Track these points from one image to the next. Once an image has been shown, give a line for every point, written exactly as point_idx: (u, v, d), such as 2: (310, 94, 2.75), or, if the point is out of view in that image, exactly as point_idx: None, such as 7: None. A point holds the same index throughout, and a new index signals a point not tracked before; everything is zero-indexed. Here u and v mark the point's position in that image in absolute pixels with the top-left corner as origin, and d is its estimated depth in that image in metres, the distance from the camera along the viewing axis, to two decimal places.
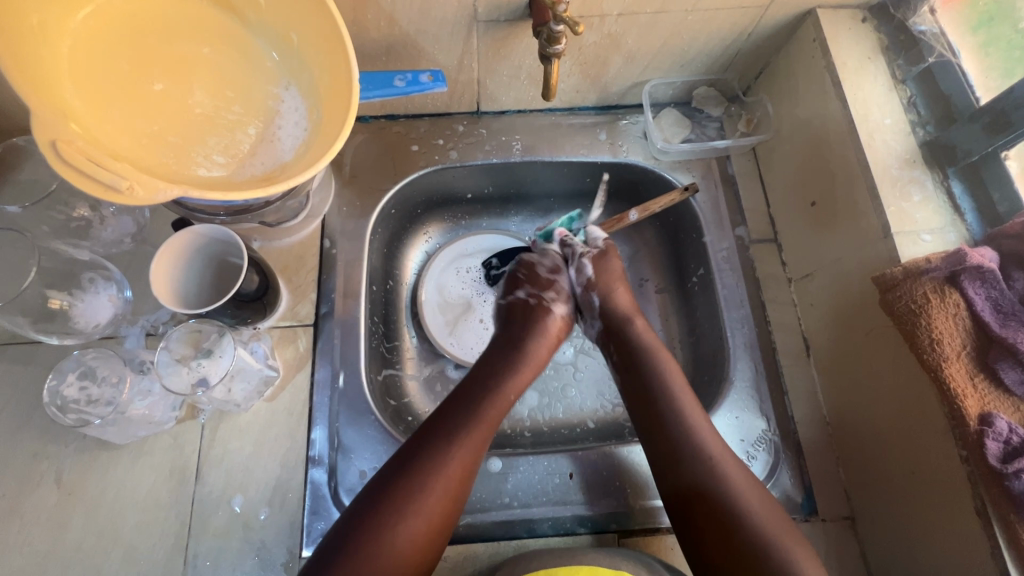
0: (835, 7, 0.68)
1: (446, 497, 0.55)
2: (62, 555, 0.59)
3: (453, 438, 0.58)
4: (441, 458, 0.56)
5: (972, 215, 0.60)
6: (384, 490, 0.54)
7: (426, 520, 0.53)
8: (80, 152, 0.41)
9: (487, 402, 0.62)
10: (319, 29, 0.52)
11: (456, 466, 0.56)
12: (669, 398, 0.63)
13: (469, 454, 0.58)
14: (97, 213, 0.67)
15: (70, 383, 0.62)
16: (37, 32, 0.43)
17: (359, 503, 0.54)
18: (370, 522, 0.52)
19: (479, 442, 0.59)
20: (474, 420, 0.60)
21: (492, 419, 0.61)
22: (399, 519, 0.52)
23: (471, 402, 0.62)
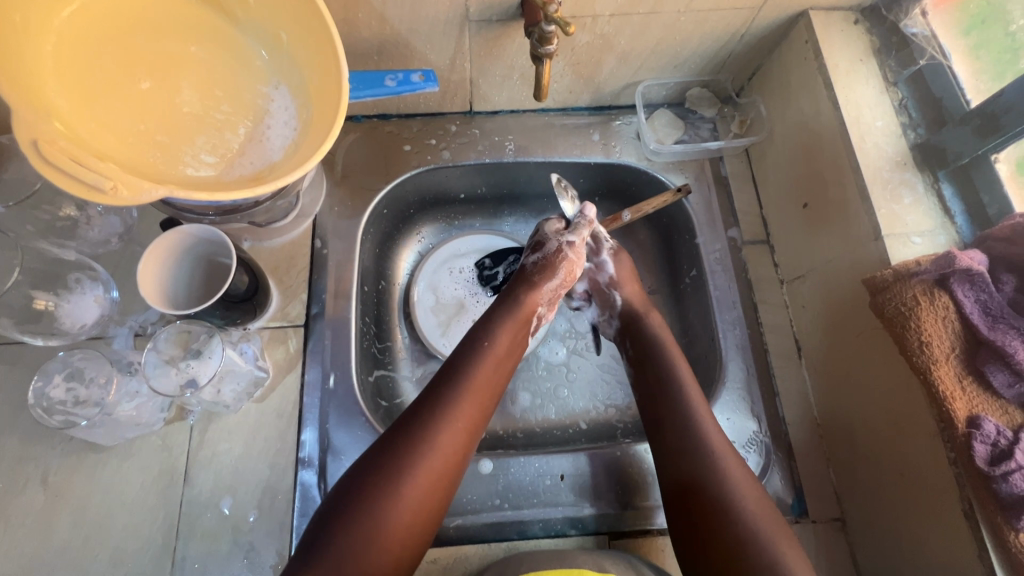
0: (827, 8, 0.68)
1: (446, 462, 0.54)
2: (48, 558, 0.58)
3: (450, 404, 0.57)
4: (438, 423, 0.55)
5: (961, 218, 0.60)
6: (381, 461, 0.52)
7: (428, 485, 0.53)
8: (64, 152, 0.40)
9: (481, 365, 0.61)
10: (308, 27, 0.51)
11: (455, 431, 0.55)
12: (682, 392, 0.62)
13: (467, 418, 0.57)
14: (83, 213, 0.66)
15: (57, 384, 0.61)
16: (20, 29, 0.43)
17: (354, 475, 0.52)
18: (368, 496, 0.50)
19: (472, 405, 0.58)
20: (470, 383, 0.59)
21: (489, 382, 0.60)
22: (400, 488, 0.51)
23: (465, 366, 0.60)
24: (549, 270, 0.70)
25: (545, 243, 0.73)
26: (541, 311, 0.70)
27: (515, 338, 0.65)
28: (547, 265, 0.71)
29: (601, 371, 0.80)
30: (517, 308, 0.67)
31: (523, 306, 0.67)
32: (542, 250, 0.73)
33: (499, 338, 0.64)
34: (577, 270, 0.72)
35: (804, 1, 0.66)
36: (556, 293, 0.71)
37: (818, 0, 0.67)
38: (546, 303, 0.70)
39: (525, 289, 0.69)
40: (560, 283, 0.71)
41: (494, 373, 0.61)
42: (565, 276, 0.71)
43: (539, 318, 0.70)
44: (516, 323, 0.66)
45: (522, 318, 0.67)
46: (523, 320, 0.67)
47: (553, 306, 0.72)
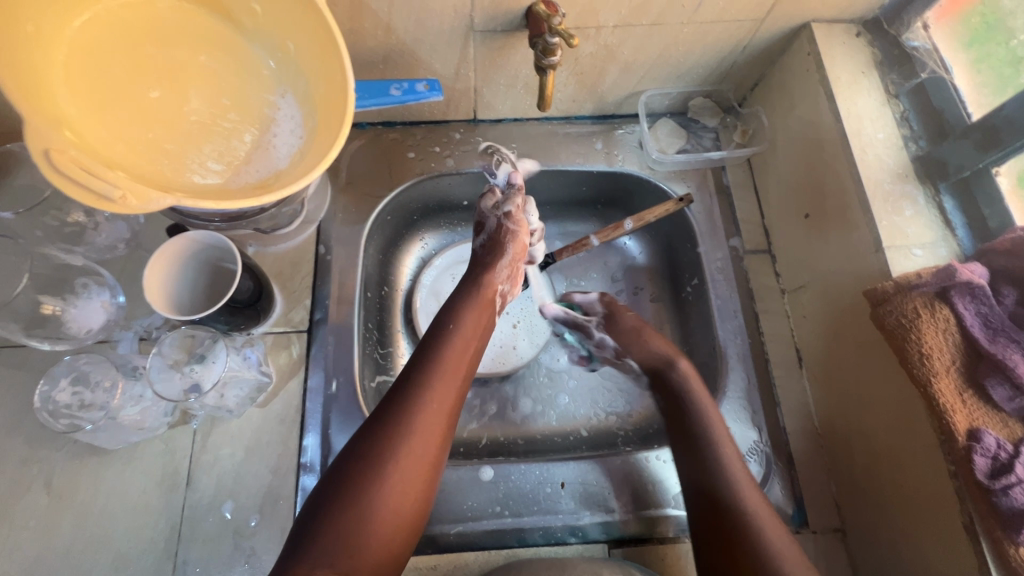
0: (829, 21, 0.69)
1: (428, 443, 0.55)
2: (51, 561, 0.59)
3: (425, 383, 0.57)
4: (414, 402, 0.56)
5: (963, 231, 0.60)
6: (365, 446, 0.53)
7: (411, 465, 0.53)
8: (75, 161, 0.41)
9: (449, 346, 0.62)
10: (315, 37, 0.52)
11: (433, 411, 0.56)
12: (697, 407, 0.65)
13: (444, 397, 0.58)
14: (91, 219, 0.67)
15: (63, 389, 0.61)
16: (33, 40, 0.43)
17: (340, 467, 0.52)
18: (356, 484, 0.51)
19: (445, 386, 0.58)
20: (442, 364, 0.60)
21: (462, 360, 0.62)
22: (384, 471, 0.52)
23: (434, 344, 0.61)
24: (498, 248, 0.72)
25: (487, 222, 0.74)
26: (502, 288, 0.71)
27: (483, 317, 0.67)
28: (493, 244, 0.73)
29: (602, 378, 0.81)
30: (477, 292, 0.68)
31: (480, 289, 0.69)
32: (484, 229, 0.74)
33: (467, 317, 0.65)
34: (524, 238, 0.73)
35: (806, 13, 0.67)
36: (511, 268, 0.72)
37: (819, 13, 0.67)
38: (505, 279, 0.71)
39: (480, 272, 0.70)
40: (507, 254, 0.72)
41: (465, 351, 0.63)
42: (510, 248, 0.72)
43: (502, 295, 0.71)
44: (479, 304, 0.67)
45: (485, 300, 0.68)
46: (484, 302, 0.68)
47: (515, 280, 0.73)
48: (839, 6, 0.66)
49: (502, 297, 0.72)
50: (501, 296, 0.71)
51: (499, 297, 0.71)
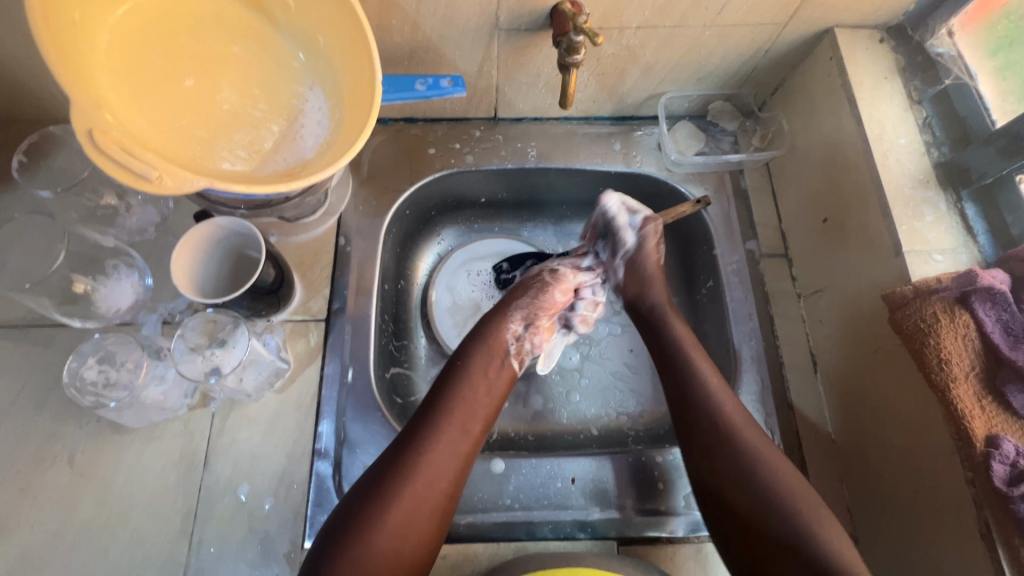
0: (853, 27, 0.69)
1: (432, 485, 0.55)
2: (71, 535, 0.60)
3: (432, 421, 0.58)
4: (427, 445, 0.57)
5: (984, 238, 0.60)
6: (371, 482, 0.54)
7: (413, 506, 0.53)
8: (115, 142, 0.43)
9: (465, 388, 0.62)
10: (344, 30, 0.53)
11: (439, 453, 0.57)
12: (704, 390, 0.61)
13: (452, 439, 0.58)
14: (123, 202, 0.69)
15: (91, 366, 0.64)
16: (79, 26, 0.45)
17: (350, 500, 0.54)
18: (360, 518, 0.52)
19: (458, 428, 0.59)
20: (449, 403, 0.60)
21: (473, 399, 0.62)
22: (386, 508, 0.52)
23: (449, 385, 0.62)
24: (522, 290, 0.72)
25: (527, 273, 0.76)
26: (514, 329, 0.69)
27: (494, 359, 0.66)
28: (518, 287, 0.73)
29: (614, 378, 0.81)
30: (489, 335, 0.67)
31: (494, 329, 0.68)
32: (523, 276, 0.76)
33: (478, 357, 0.65)
34: (553, 289, 0.72)
35: (830, 19, 0.67)
36: (530, 311, 0.70)
37: (843, 18, 0.67)
38: (522, 321, 0.70)
39: (495, 314, 0.70)
40: (532, 297, 0.71)
41: (479, 393, 0.62)
42: (536, 292, 0.72)
43: (518, 339, 0.69)
44: (490, 345, 0.66)
45: (498, 345, 0.67)
46: (497, 346, 0.67)
47: (535, 329, 0.70)
48: (863, 12, 0.67)
49: (518, 343, 0.69)
50: (517, 341, 0.69)
51: (513, 341, 0.68)
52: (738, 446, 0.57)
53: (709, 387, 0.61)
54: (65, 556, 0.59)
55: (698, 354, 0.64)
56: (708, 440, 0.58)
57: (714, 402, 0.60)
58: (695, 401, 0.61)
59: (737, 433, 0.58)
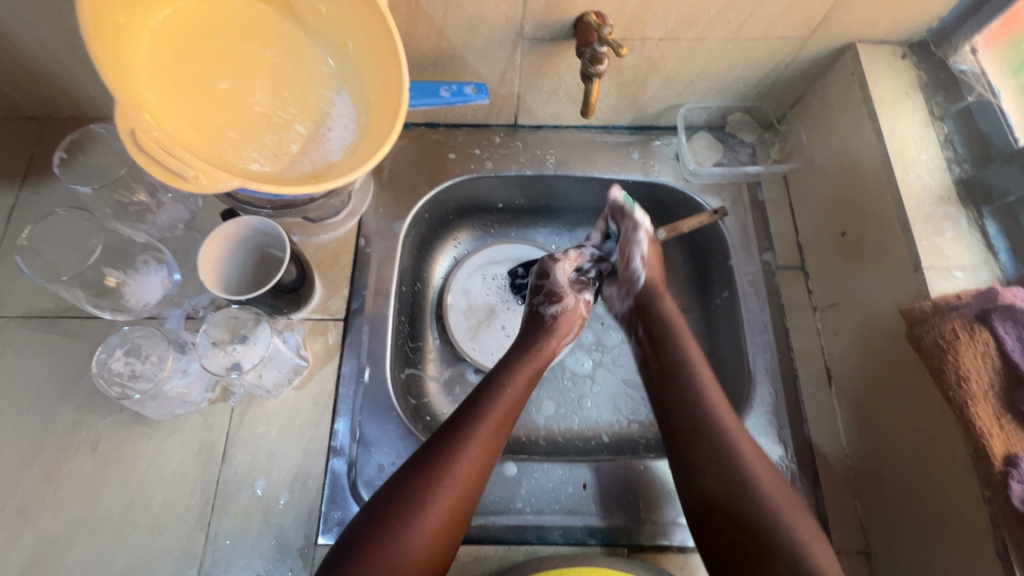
0: (875, 42, 0.69)
1: (465, 499, 0.56)
2: (93, 522, 0.62)
3: (475, 436, 0.59)
4: (458, 453, 0.57)
5: (1006, 255, 0.60)
6: (407, 488, 0.55)
7: (445, 517, 0.55)
8: (156, 142, 0.45)
9: (499, 401, 0.63)
10: (374, 37, 0.54)
11: (477, 469, 0.58)
12: (702, 404, 0.62)
13: (489, 457, 0.59)
14: (154, 199, 0.71)
15: (118, 358, 0.65)
16: (123, 29, 0.47)
17: (379, 500, 0.55)
18: (392, 522, 0.53)
19: (490, 440, 0.60)
20: (489, 416, 0.61)
21: (506, 416, 0.63)
22: (419, 517, 0.53)
23: (484, 398, 0.63)
24: (565, 329, 0.74)
25: (566, 301, 0.75)
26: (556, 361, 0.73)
27: (533, 383, 0.68)
28: (566, 316, 0.74)
29: (626, 386, 0.81)
30: (534, 361, 0.69)
31: (535, 354, 0.70)
32: (559, 303, 0.75)
33: (522, 380, 0.66)
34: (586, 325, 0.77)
35: (852, 34, 0.68)
36: (570, 345, 0.74)
37: (865, 33, 0.68)
38: (562, 351, 0.73)
39: (543, 341, 0.72)
40: (571, 338, 0.75)
41: (511, 407, 0.63)
42: (575, 331, 0.75)
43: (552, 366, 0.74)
44: (535, 370, 0.68)
45: (540, 372, 0.69)
46: (539, 373, 0.69)
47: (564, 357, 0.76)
48: (885, 28, 0.67)
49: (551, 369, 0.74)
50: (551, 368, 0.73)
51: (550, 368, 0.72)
52: (732, 456, 0.58)
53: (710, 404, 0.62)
54: (86, 543, 0.61)
55: (705, 373, 0.65)
56: (707, 452, 0.59)
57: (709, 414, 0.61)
58: (698, 415, 0.61)
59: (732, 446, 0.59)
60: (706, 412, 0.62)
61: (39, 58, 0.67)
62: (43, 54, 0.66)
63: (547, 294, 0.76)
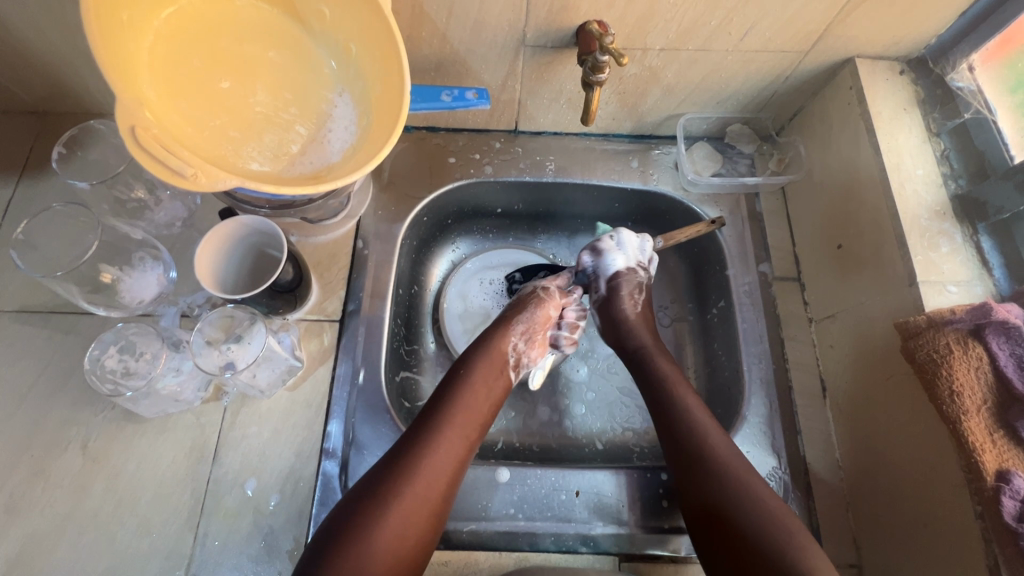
0: (873, 58, 0.70)
1: (431, 490, 0.55)
2: (81, 520, 0.61)
3: (433, 427, 0.59)
4: (426, 448, 0.57)
5: (1000, 271, 0.60)
6: (372, 486, 0.54)
7: (412, 510, 0.54)
8: (156, 139, 0.45)
9: (465, 395, 0.63)
10: (377, 40, 0.54)
11: (439, 459, 0.57)
12: (689, 425, 0.61)
13: (451, 446, 0.59)
14: (153, 196, 0.71)
15: (111, 354, 0.65)
16: (127, 27, 0.47)
17: (348, 503, 0.54)
18: (359, 521, 0.52)
19: (457, 434, 0.60)
20: (456, 410, 0.61)
21: (474, 410, 0.63)
22: (386, 512, 0.52)
23: (450, 393, 0.63)
24: (521, 307, 0.73)
25: (522, 290, 0.77)
26: (517, 347, 0.70)
27: (493, 371, 0.67)
28: (520, 303, 0.74)
29: (621, 394, 0.81)
30: (491, 347, 0.68)
31: (496, 343, 0.69)
32: (518, 295, 0.76)
33: (481, 368, 0.66)
34: (553, 308, 0.74)
35: (851, 49, 0.68)
36: (530, 327, 0.71)
37: (864, 49, 0.68)
38: (522, 336, 0.71)
39: (496, 329, 0.70)
40: (534, 317, 0.72)
41: (478, 400, 0.63)
42: (540, 313, 0.73)
43: (517, 352, 0.70)
44: (493, 357, 0.68)
45: (499, 357, 0.68)
46: (499, 359, 0.68)
47: (532, 345, 0.72)
48: (884, 44, 0.68)
49: (518, 355, 0.70)
50: (517, 354, 0.70)
51: (514, 354, 0.70)
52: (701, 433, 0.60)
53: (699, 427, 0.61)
54: (72, 541, 0.60)
55: (687, 395, 0.64)
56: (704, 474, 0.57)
57: (702, 432, 0.60)
58: (687, 435, 0.60)
59: (729, 465, 0.57)
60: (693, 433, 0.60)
61: (41, 53, 0.67)
62: (45, 49, 0.66)
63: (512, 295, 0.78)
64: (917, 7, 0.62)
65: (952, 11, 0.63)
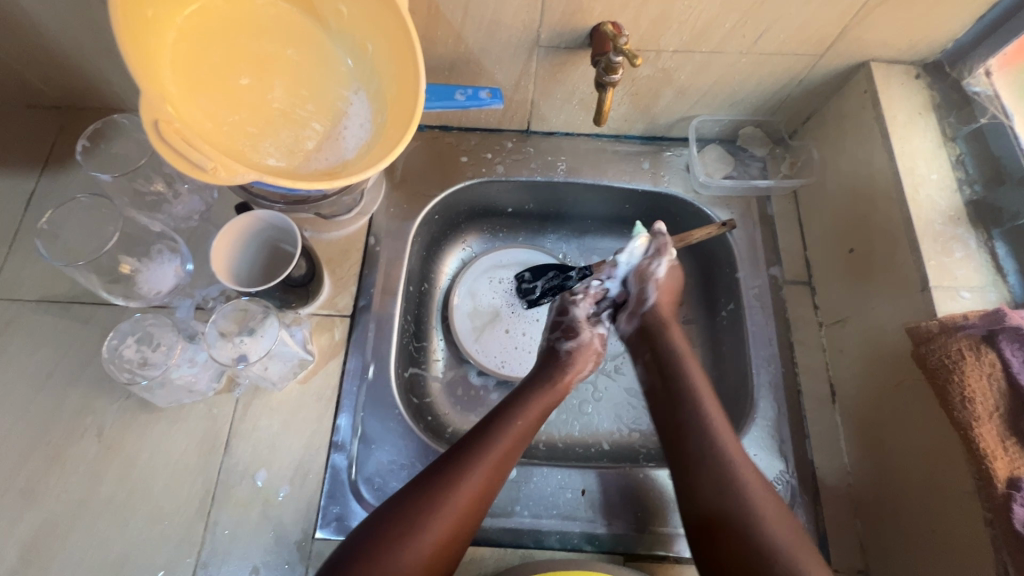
0: (889, 61, 0.70)
1: (466, 517, 0.56)
2: (95, 506, 0.62)
3: (483, 448, 0.60)
4: (468, 473, 0.58)
5: (1015, 278, 0.60)
6: (413, 499, 0.55)
7: (443, 537, 0.54)
8: (178, 133, 0.46)
9: (513, 426, 0.63)
10: (393, 39, 0.55)
11: (477, 488, 0.57)
12: (712, 442, 0.61)
13: (493, 479, 0.59)
14: (171, 189, 0.73)
15: (130, 345, 0.66)
16: (150, 23, 0.48)
17: (381, 512, 0.55)
18: (389, 534, 0.53)
19: (499, 468, 0.60)
20: (504, 441, 0.61)
21: (518, 443, 0.63)
22: (420, 531, 0.54)
23: (499, 422, 0.63)
24: (582, 360, 0.72)
25: (582, 336, 0.74)
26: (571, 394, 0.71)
27: (545, 405, 0.67)
28: (580, 352, 0.73)
29: (628, 395, 0.81)
30: (548, 381, 0.69)
31: (549, 379, 0.69)
32: (576, 337, 0.74)
33: (532, 401, 0.66)
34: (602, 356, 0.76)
35: (866, 52, 0.68)
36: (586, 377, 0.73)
37: (880, 53, 0.68)
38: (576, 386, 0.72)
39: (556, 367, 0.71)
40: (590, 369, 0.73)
41: (524, 434, 0.63)
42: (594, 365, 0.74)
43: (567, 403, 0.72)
44: (546, 393, 0.68)
45: (553, 395, 0.68)
46: (551, 396, 0.68)
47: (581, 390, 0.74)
48: (900, 47, 0.67)
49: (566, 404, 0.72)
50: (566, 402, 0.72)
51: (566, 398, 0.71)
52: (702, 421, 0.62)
53: (728, 452, 0.60)
54: (87, 526, 0.61)
55: (719, 421, 0.63)
56: (711, 484, 0.58)
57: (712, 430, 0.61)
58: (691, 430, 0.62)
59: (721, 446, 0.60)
60: (717, 451, 0.60)
61: (65, 49, 0.68)
62: (69, 45, 0.67)
63: (562, 330, 0.75)
64: (933, 12, 0.62)
65: (969, 15, 0.62)
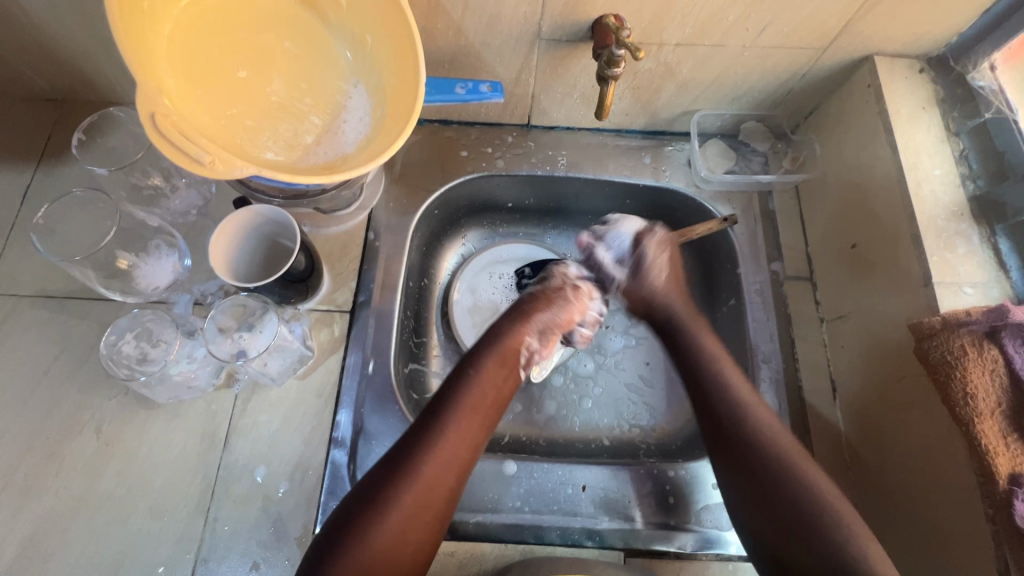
0: (893, 55, 0.69)
1: (434, 492, 0.55)
2: (95, 501, 0.62)
3: (440, 426, 0.58)
4: (431, 447, 0.57)
5: (1017, 274, 0.59)
6: (378, 482, 0.54)
7: (413, 513, 0.54)
8: (175, 127, 0.46)
9: (471, 393, 0.62)
10: (392, 30, 0.54)
11: (441, 461, 0.56)
12: (747, 425, 0.59)
13: (456, 449, 0.58)
14: (169, 184, 0.72)
15: (128, 341, 0.66)
16: (147, 16, 0.48)
17: (350, 500, 0.54)
18: (360, 519, 0.52)
19: (460, 435, 0.59)
20: (465, 409, 0.60)
21: (480, 409, 0.61)
22: (388, 512, 0.53)
23: (456, 390, 0.62)
24: (544, 302, 0.71)
25: (550, 279, 0.74)
26: (531, 343, 0.69)
27: (506, 368, 0.66)
28: (540, 296, 0.72)
29: (628, 390, 0.81)
30: (503, 341, 0.67)
31: (509, 338, 0.67)
32: (543, 283, 0.74)
33: (488, 366, 0.65)
34: (575, 310, 0.72)
35: (869, 47, 0.68)
36: (549, 324, 0.70)
37: (883, 47, 0.68)
38: (538, 334, 0.70)
39: (516, 322, 0.69)
40: (553, 313, 0.71)
41: (485, 400, 0.62)
42: (559, 307, 0.71)
43: (530, 352, 0.69)
44: (503, 356, 0.66)
45: (509, 356, 0.67)
46: (508, 355, 0.66)
47: (547, 344, 0.71)
48: (904, 42, 0.67)
49: (529, 354, 0.69)
50: (530, 353, 0.69)
51: (527, 353, 0.69)
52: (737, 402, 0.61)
53: (772, 439, 0.58)
54: (86, 522, 0.61)
55: (767, 417, 0.60)
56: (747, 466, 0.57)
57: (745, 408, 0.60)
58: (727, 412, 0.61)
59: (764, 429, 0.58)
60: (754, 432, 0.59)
61: (60, 42, 0.67)
62: (65, 38, 0.67)
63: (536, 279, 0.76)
64: (938, 5, 0.61)
65: (974, 9, 0.62)
